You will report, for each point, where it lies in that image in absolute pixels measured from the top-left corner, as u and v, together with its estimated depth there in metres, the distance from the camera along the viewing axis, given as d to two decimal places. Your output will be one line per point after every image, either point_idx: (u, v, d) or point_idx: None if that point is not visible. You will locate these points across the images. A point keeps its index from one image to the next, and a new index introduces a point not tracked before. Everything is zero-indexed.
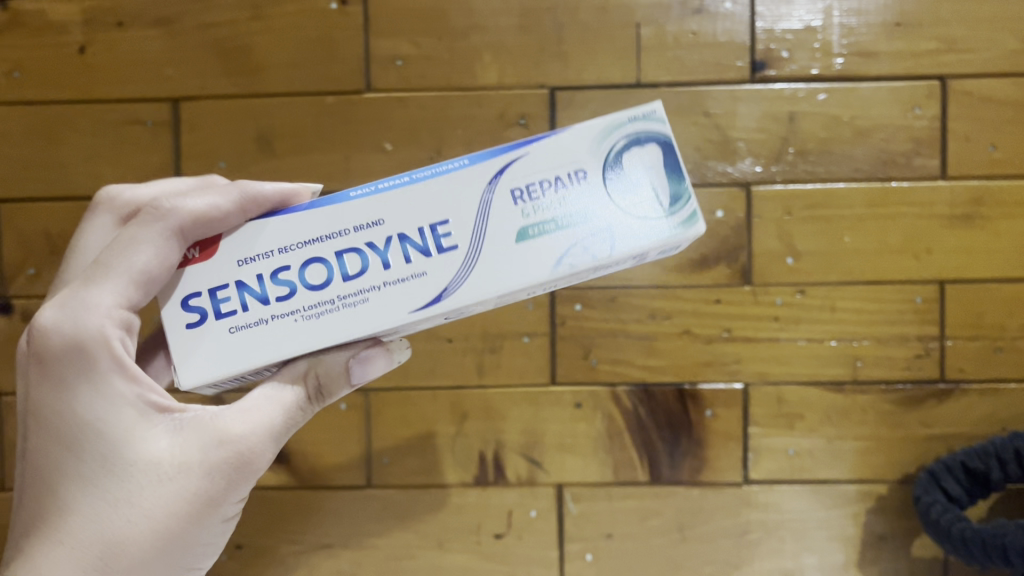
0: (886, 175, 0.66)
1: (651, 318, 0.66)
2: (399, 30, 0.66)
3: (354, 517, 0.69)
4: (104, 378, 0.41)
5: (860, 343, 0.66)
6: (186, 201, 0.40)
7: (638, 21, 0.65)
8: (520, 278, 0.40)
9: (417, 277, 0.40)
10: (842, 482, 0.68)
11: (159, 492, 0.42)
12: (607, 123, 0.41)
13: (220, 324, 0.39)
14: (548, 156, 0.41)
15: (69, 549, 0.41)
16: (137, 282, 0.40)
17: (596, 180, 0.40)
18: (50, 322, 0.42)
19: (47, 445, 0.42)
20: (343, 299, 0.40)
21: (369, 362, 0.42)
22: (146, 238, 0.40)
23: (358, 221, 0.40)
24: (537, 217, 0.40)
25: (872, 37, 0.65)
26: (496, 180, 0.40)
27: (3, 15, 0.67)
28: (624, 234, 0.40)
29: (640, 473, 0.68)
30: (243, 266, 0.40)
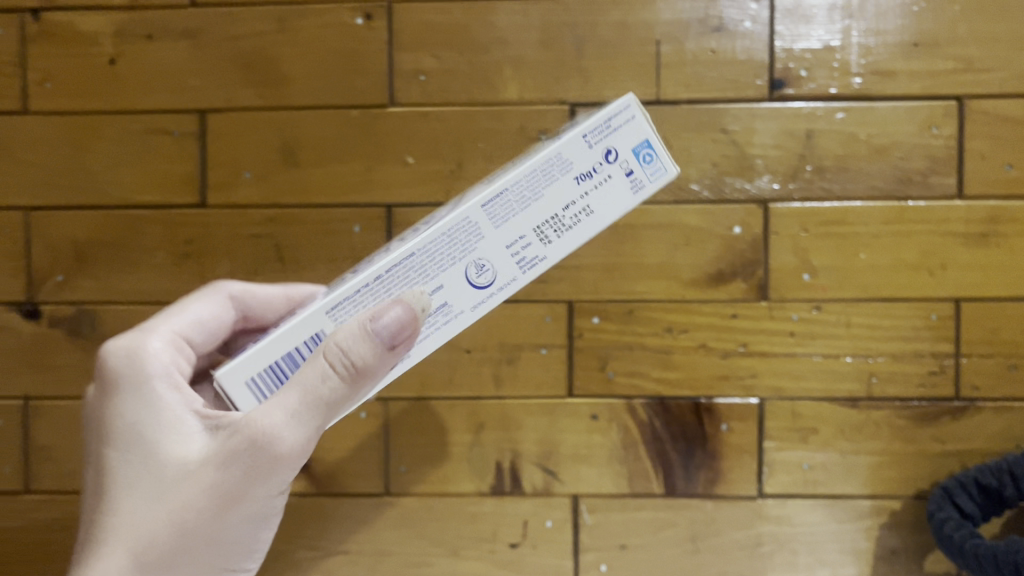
0: (902, 193, 0.66)
1: (667, 332, 0.67)
2: (422, 45, 0.67)
3: (371, 524, 0.70)
4: (151, 386, 0.45)
5: (874, 359, 0.67)
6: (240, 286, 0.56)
7: (658, 38, 0.66)
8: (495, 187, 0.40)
9: (415, 235, 0.41)
10: (855, 497, 0.68)
11: (188, 484, 0.41)
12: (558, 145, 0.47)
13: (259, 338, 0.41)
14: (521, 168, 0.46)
15: (113, 547, 0.42)
16: (202, 333, 0.51)
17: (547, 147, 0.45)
18: (113, 349, 0.46)
19: (98, 456, 0.44)
20: (354, 278, 0.41)
21: (382, 315, 0.37)
22: (212, 302, 0.53)
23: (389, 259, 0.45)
24: (500, 175, 0.43)
25: (890, 57, 0.66)
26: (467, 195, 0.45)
27: (35, 26, 0.69)
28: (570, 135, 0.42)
29: (654, 485, 0.68)
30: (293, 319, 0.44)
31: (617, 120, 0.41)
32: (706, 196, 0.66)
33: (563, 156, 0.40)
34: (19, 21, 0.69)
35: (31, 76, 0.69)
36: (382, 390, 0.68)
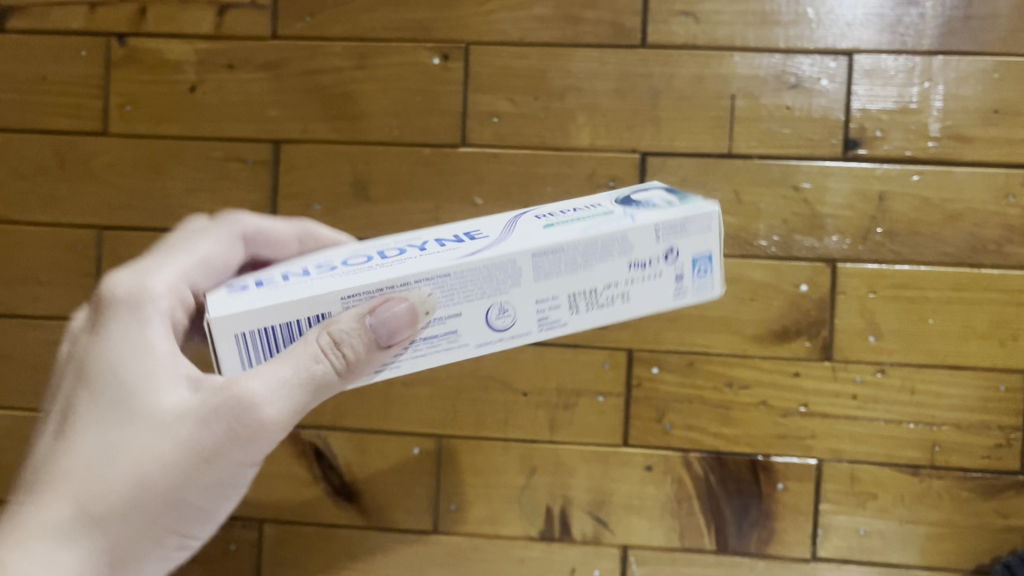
0: (975, 261, 0.65)
1: (728, 387, 0.67)
2: (498, 88, 0.67)
3: (418, 561, 0.69)
4: (139, 323, 0.41)
5: (938, 427, 0.66)
6: (250, 222, 0.49)
7: (733, 92, 0.66)
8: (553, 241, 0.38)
9: (454, 244, 0.39)
10: (911, 567, 0.67)
11: (152, 438, 0.38)
12: (611, 191, 0.44)
13: (257, 286, 0.38)
14: (570, 205, 0.43)
15: (57, 495, 0.38)
16: (202, 268, 0.45)
17: (611, 203, 0.42)
18: (113, 280, 0.43)
19: (72, 386, 0.41)
20: (382, 260, 0.39)
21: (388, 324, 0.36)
22: (213, 239, 0.47)
23: (399, 241, 0.42)
24: (559, 221, 0.40)
25: (969, 122, 0.65)
26: (520, 216, 0.42)
27: (121, 51, 0.70)
28: (642, 213, 0.40)
29: (707, 541, 0.68)
30: (291, 266, 0.40)
31: (693, 224, 0.39)
32: (775, 252, 0.66)
33: (629, 240, 0.38)
34: (105, 45, 0.70)
35: (114, 99, 0.70)
36: (439, 428, 0.68)
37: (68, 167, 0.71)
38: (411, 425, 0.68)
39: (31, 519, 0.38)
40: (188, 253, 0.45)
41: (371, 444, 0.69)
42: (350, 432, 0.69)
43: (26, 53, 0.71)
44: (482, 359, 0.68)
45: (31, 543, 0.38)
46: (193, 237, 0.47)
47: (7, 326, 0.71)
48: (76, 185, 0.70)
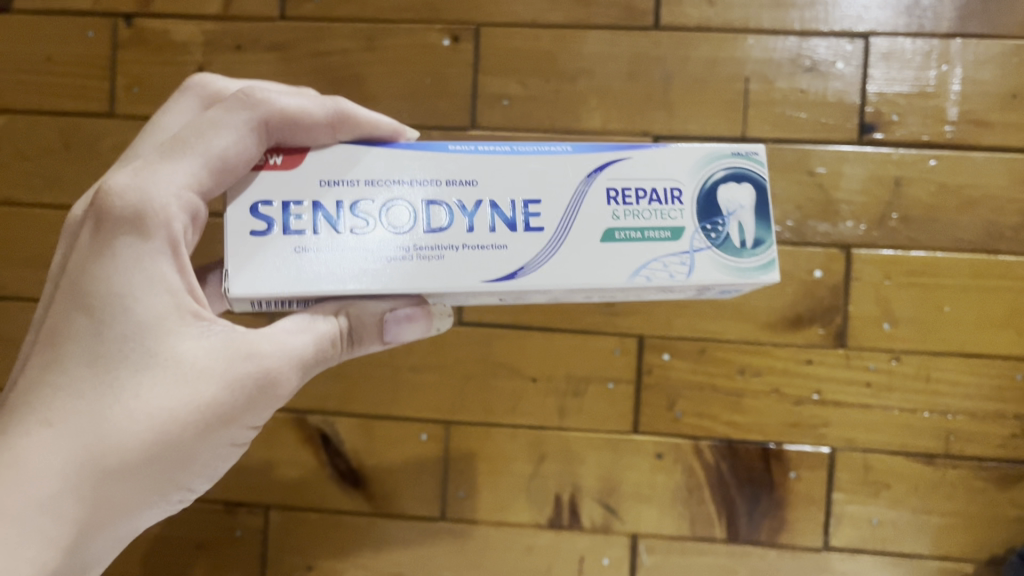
0: (993, 247, 0.64)
1: (740, 374, 0.66)
2: (509, 70, 0.67)
3: (424, 549, 0.69)
4: (153, 256, 0.38)
5: (953, 416, 0.65)
6: (279, 97, 0.39)
7: (747, 75, 0.65)
8: (596, 277, 0.40)
9: (495, 248, 0.40)
10: (924, 557, 0.66)
11: (173, 391, 0.38)
12: (709, 152, 0.42)
13: (287, 240, 0.38)
14: (650, 169, 0.42)
15: (64, 437, 0.37)
16: (214, 168, 0.38)
17: (690, 204, 0.41)
18: (118, 185, 0.39)
19: (74, 315, 0.38)
20: (421, 249, 0.39)
21: (402, 329, 0.40)
22: (231, 123, 0.38)
23: (453, 177, 0.40)
24: (626, 222, 0.41)
25: (987, 107, 0.64)
26: (595, 175, 0.41)
27: (128, 32, 0.69)
28: (704, 261, 0.41)
29: (717, 530, 0.67)
30: (324, 188, 0.40)
31: (741, 284, 0.42)
32: (789, 238, 0.65)
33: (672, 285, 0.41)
34: (112, 27, 0.70)
35: (121, 80, 0.69)
36: (447, 415, 0.68)
37: (74, 148, 0.69)
38: (419, 411, 0.68)
39: (34, 457, 0.37)
40: (200, 146, 0.38)
41: (378, 430, 0.68)
42: (358, 418, 0.68)
43: (32, 35, 0.70)
44: (492, 345, 0.67)
45: (27, 481, 0.37)
46: (211, 115, 0.39)
47: (13, 310, 0.70)
48: (82, 167, 0.69)
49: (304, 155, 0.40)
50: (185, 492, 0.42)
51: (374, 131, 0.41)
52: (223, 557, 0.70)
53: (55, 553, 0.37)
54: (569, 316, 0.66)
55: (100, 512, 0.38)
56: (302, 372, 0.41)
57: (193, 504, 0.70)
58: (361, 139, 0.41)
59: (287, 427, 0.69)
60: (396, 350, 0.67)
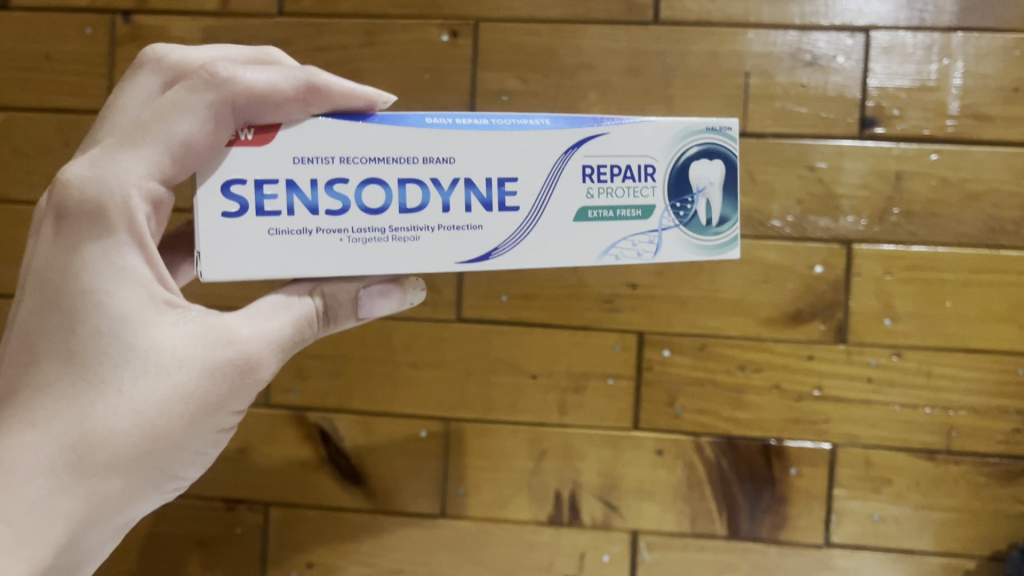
0: (995, 242, 0.64)
1: (740, 369, 0.66)
2: (507, 65, 0.66)
3: (425, 546, 0.69)
4: (119, 249, 0.38)
5: (954, 412, 0.65)
6: (246, 77, 0.39)
7: (747, 69, 0.64)
8: (566, 256, 0.41)
9: (470, 228, 0.40)
10: (925, 552, 0.66)
11: (154, 384, 0.38)
12: (684, 126, 0.42)
13: (260, 222, 0.37)
14: (625, 144, 0.41)
15: (48, 435, 0.38)
16: (176, 154, 0.38)
17: (662, 182, 0.42)
18: (78, 176, 0.39)
19: (48, 314, 0.39)
20: (396, 229, 0.39)
21: (378, 300, 0.42)
22: (193, 107, 0.38)
23: (429, 153, 0.39)
24: (599, 201, 0.41)
25: (989, 100, 0.64)
26: (572, 152, 0.41)
27: (125, 28, 0.69)
28: (671, 239, 0.42)
29: (718, 526, 0.67)
30: (298, 167, 0.38)
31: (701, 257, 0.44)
32: (789, 233, 0.65)
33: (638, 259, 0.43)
34: (110, 23, 0.69)
35: (118, 77, 0.69)
36: (446, 411, 0.67)
37: (72, 146, 0.69)
38: (418, 407, 0.67)
39: (21, 458, 0.37)
40: (160, 132, 0.39)
41: (378, 426, 0.68)
42: (357, 415, 0.68)
43: (30, 31, 0.70)
44: (491, 342, 0.67)
45: (18, 482, 0.37)
46: (172, 98, 0.39)
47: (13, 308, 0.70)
48: None
49: (277, 130, 0.38)
50: (180, 481, 0.43)
51: (347, 102, 0.39)
52: (223, 554, 0.70)
53: (53, 549, 0.38)
54: (569, 312, 0.66)
55: (94, 507, 0.39)
56: (282, 355, 0.41)
57: (193, 501, 0.70)
58: (336, 110, 0.39)
59: (286, 424, 0.68)
60: (395, 347, 0.67)
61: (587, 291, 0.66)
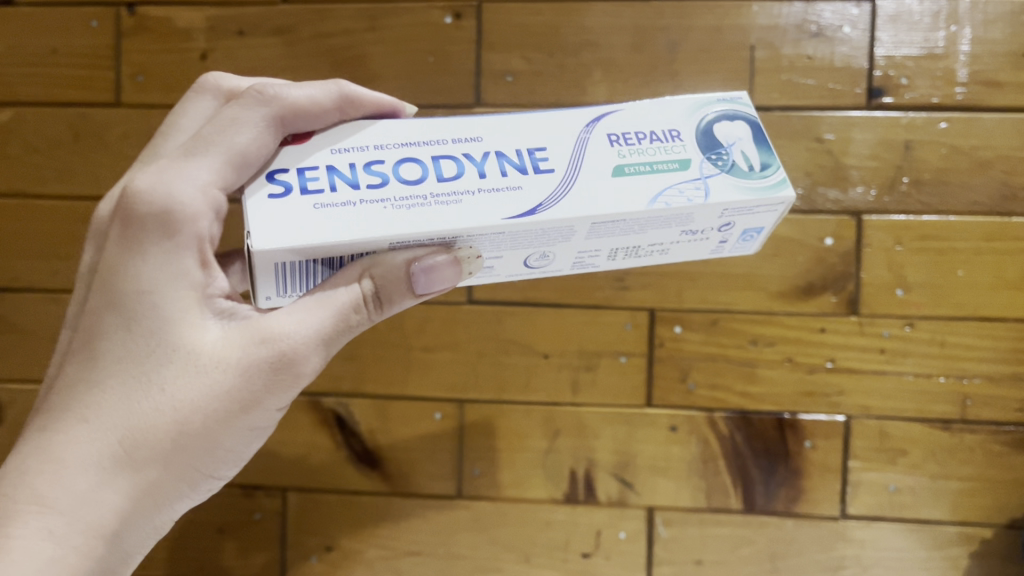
0: (1006, 209, 0.64)
1: (753, 344, 0.66)
2: (512, 46, 0.66)
3: (443, 527, 0.69)
4: (177, 252, 0.38)
5: (969, 381, 0.65)
6: (288, 91, 0.39)
7: (752, 43, 0.64)
8: (616, 207, 0.38)
9: (510, 189, 0.38)
10: (942, 522, 0.66)
11: (195, 382, 0.38)
12: (696, 98, 0.42)
13: (305, 199, 0.37)
14: (644, 116, 0.41)
15: (96, 431, 0.38)
16: (233, 162, 0.38)
17: (691, 139, 0.40)
18: (146, 184, 0.38)
19: (102, 311, 0.39)
20: (436, 195, 0.37)
21: (433, 272, 0.37)
22: (246, 121, 0.38)
23: (456, 136, 0.39)
24: (634, 158, 0.39)
25: (998, 67, 0.63)
26: (593, 124, 0.40)
27: (131, 21, 0.69)
28: (718, 185, 0.39)
29: (733, 501, 0.67)
30: (336, 155, 0.39)
31: (761, 207, 0.40)
32: (798, 206, 0.64)
33: (693, 214, 0.39)
34: (116, 16, 0.70)
35: (126, 69, 0.69)
36: (460, 393, 0.68)
37: (82, 139, 0.70)
38: (432, 389, 0.68)
39: (70, 452, 0.38)
40: (218, 142, 0.38)
41: (393, 410, 0.68)
42: (373, 399, 0.68)
43: (37, 27, 0.70)
44: (503, 323, 0.67)
45: (70, 475, 0.38)
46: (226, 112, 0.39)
47: (27, 302, 0.71)
48: (91, 157, 0.70)
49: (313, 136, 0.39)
50: (222, 476, 0.43)
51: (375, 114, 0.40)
52: (243, 540, 0.71)
53: (102, 541, 0.39)
54: (580, 291, 0.66)
55: (141, 502, 0.39)
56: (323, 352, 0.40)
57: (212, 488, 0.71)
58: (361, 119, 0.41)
59: (303, 410, 0.69)
60: (408, 331, 0.68)
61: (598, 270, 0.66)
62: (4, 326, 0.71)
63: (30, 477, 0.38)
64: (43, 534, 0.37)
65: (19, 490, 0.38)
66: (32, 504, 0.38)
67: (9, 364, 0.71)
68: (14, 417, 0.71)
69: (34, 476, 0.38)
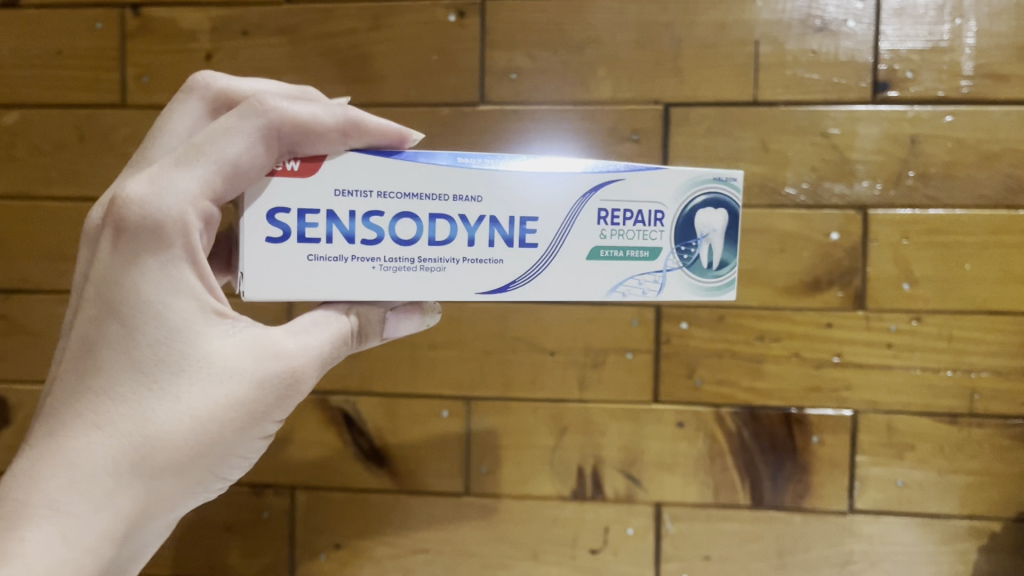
0: (1013, 202, 0.63)
1: (759, 340, 0.65)
2: (516, 43, 0.66)
3: (451, 524, 0.69)
4: (176, 264, 0.38)
5: (977, 374, 0.65)
6: (287, 105, 0.38)
7: (757, 38, 0.64)
8: (577, 290, 0.42)
9: (491, 262, 0.41)
10: (950, 516, 0.66)
11: (206, 393, 0.39)
12: (695, 176, 0.42)
13: (300, 249, 0.38)
14: (640, 190, 0.42)
15: (109, 439, 0.38)
16: (226, 175, 0.37)
17: (670, 227, 0.43)
18: (136, 195, 0.38)
19: (106, 320, 0.39)
20: (423, 262, 0.40)
21: (402, 319, 0.44)
22: (240, 131, 0.38)
23: (458, 192, 0.40)
24: (611, 241, 0.42)
25: (1004, 59, 0.63)
26: (589, 195, 0.41)
27: (135, 22, 0.70)
28: (673, 281, 0.43)
29: (741, 496, 0.67)
30: (337, 199, 0.38)
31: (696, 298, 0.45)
32: (803, 201, 0.64)
33: None
34: (120, 17, 0.70)
35: (131, 70, 0.70)
36: (467, 390, 0.68)
37: (88, 140, 0.70)
38: (439, 387, 0.68)
39: (82, 459, 0.38)
40: (211, 153, 0.38)
41: (399, 408, 0.68)
42: (380, 397, 0.69)
43: (41, 29, 0.70)
44: (509, 320, 0.67)
45: (82, 480, 0.37)
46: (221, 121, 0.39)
47: (35, 303, 0.71)
48: (97, 159, 0.70)
49: (321, 162, 0.38)
50: (224, 484, 0.43)
51: (381, 140, 0.40)
52: (251, 538, 0.71)
53: (112, 545, 0.38)
54: None
55: (152, 506, 0.39)
56: (320, 368, 0.42)
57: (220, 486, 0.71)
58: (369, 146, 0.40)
59: (310, 409, 0.69)
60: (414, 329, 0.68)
61: None
62: (13, 327, 0.72)
63: (41, 483, 0.37)
64: (56, 538, 0.37)
65: (29, 495, 0.37)
66: (45, 508, 0.37)
67: (18, 365, 0.72)
68: (25, 417, 0.72)
69: (46, 481, 0.37)
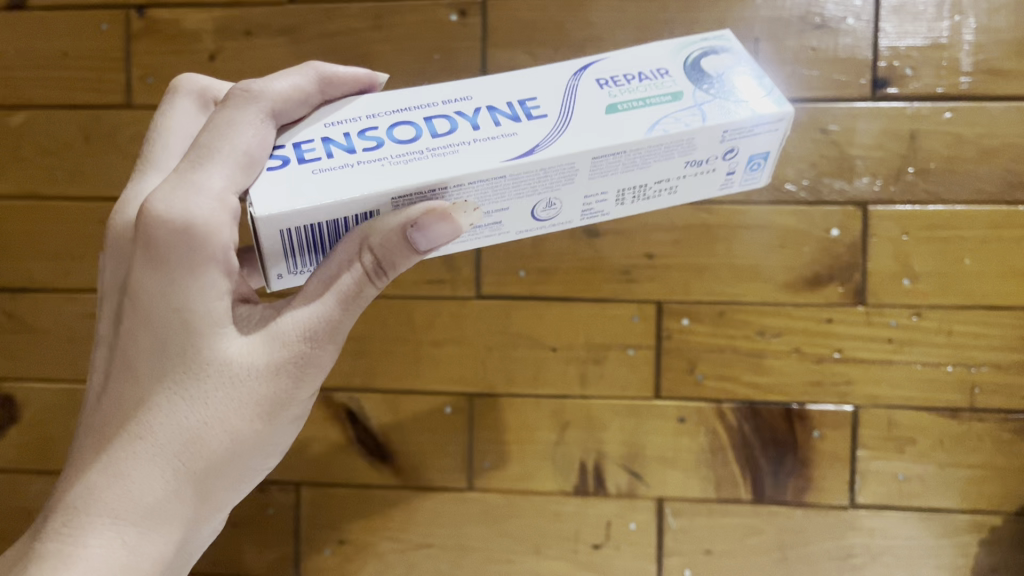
0: (1012, 198, 0.64)
1: (760, 335, 0.66)
2: (517, 42, 0.67)
3: (454, 519, 0.70)
4: (200, 268, 0.38)
5: (977, 369, 0.65)
6: (273, 83, 0.40)
7: (756, 35, 0.64)
8: (611, 139, 0.40)
9: (506, 136, 0.39)
10: (951, 510, 0.66)
11: (237, 393, 0.39)
12: (681, 41, 0.44)
13: (304, 167, 0.38)
14: (630, 62, 0.44)
15: (152, 447, 0.39)
16: (245, 164, 0.38)
17: (679, 75, 0.43)
18: (160, 207, 0.38)
19: (137, 328, 0.39)
20: (433, 149, 0.39)
21: (429, 230, 0.37)
22: (244, 122, 0.39)
23: (444, 99, 0.41)
24: (625, 97, 0.41)
25: (1002, 55, 0.63)
26: (581, 73, 0.43)
27: (140, 22, 0.70)
28: (712, 110, 0.41)
29: (743, 492, 0.68)
30: (331, 128, 0.40)
31: (759, 129, 0.42)
32: (804, 197, 0.65)
33: (694, 141, 0.41)
34: (125, 18, 0.70)
35: (136, 71, 0.70)
36: (470, 386, 0.68)
37: (94, 140, 0.71)
38: (442, 383, 0.68)
39: (130, 469, 0.39)
40: (222, 149, 0.38)
41: (403, 403, 0.69)
42: (383, 393, 0.69)
43: (47, 30, 0.71)
44: (510, 316, 0.67)
45: (132, 489, 0.39)
46: (219, 119, 0.40)
47: (42, 303, 0.72)
48: (103, 159, 0.71)
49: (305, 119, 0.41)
50: (266, 470, 0.45)
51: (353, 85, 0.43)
52: (257, 534, 0.72)
53: (170, 547, 0.40)
54: (587, 285, 0.66)
55: (200, 506, 0.41)
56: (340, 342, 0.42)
57: None
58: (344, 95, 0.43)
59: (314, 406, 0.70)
60: (417, 325, 0.68)
61: (604, 263, 0.66)
62: (20, 326, 0.72)
63: (96, 495, 0.39)
64: (117, 544, 0.39)
65: (87, 507, 0.39)
66: (103, 519, 0.39)
67: (24, 365, 0.73)
68: (32, 415, 0.73)
69: (100, 493, 0.39)
